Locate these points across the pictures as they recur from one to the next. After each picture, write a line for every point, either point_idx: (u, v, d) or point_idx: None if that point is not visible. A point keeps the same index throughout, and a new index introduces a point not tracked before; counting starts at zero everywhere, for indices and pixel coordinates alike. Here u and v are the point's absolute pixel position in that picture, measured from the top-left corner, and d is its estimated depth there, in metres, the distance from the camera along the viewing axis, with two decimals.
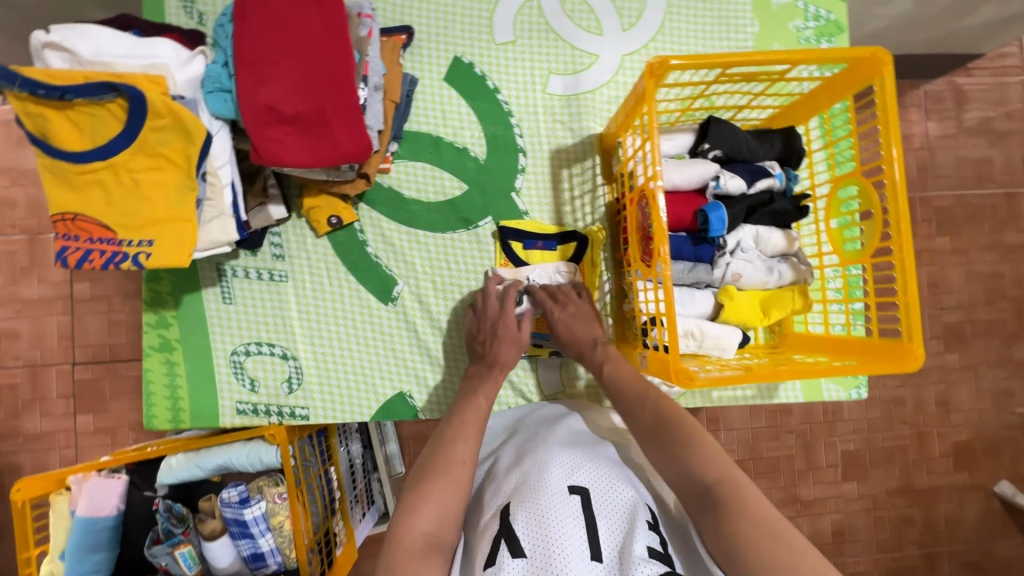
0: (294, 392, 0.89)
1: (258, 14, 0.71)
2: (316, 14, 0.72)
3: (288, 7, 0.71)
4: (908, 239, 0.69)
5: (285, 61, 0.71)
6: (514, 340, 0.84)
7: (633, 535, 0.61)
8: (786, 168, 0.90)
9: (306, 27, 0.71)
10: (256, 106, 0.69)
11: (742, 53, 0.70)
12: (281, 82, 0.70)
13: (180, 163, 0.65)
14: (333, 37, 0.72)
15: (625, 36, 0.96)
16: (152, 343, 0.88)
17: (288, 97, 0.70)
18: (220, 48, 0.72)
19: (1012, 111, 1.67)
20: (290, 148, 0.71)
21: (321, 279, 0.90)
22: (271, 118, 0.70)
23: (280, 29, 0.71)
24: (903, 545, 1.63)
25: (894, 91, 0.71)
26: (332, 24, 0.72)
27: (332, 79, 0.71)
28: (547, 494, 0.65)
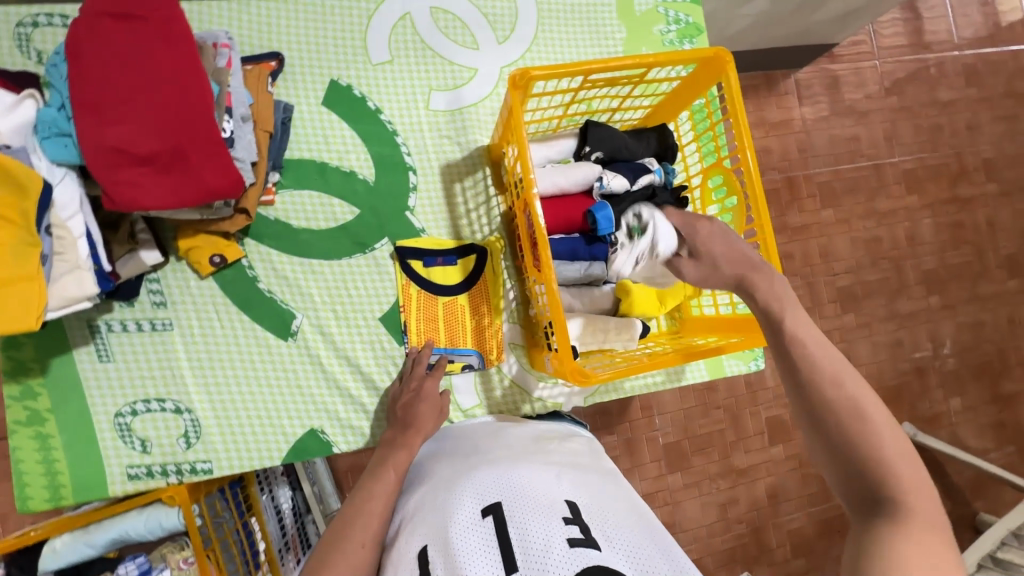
0: (193, 446, 0.83)
1: (92, 50, 0.66)
2: (161, 46, 0.68)
3: (129, 41, 0.67)
4: (767, 221, 0.76)
5: (131, 99, 0.66)
6: (435, 405, 0.84)
7: (550, 533, 0.59)
8: (664, 163, 0.94)
9: (152, 61, 0.67)
10: (101, 149, 0.64)
11: (600, 61, 0.73)
12: (129, 121, 0.66)
13: (14, 219, 0.59)
14: (186, 70, 0.68)
15: (501, 48, 0.99)
16: (17, 417, 0.79)
17: (138, 137, 0.66)
18: (54, 89, 0.66)
19: (869, 92, 1.86)
20: (149, 190, 0.67)
21: (211, 323, 0.85)
22: (121, 160, 0.66)
23: (121, 65, 0.66)
24: (830, 496, 1.76)
25: (739, 87, 0.77)
26: (180, 56, 0.68)
27: (189, 114, 0.68)
28: (459, 525, 0.62)
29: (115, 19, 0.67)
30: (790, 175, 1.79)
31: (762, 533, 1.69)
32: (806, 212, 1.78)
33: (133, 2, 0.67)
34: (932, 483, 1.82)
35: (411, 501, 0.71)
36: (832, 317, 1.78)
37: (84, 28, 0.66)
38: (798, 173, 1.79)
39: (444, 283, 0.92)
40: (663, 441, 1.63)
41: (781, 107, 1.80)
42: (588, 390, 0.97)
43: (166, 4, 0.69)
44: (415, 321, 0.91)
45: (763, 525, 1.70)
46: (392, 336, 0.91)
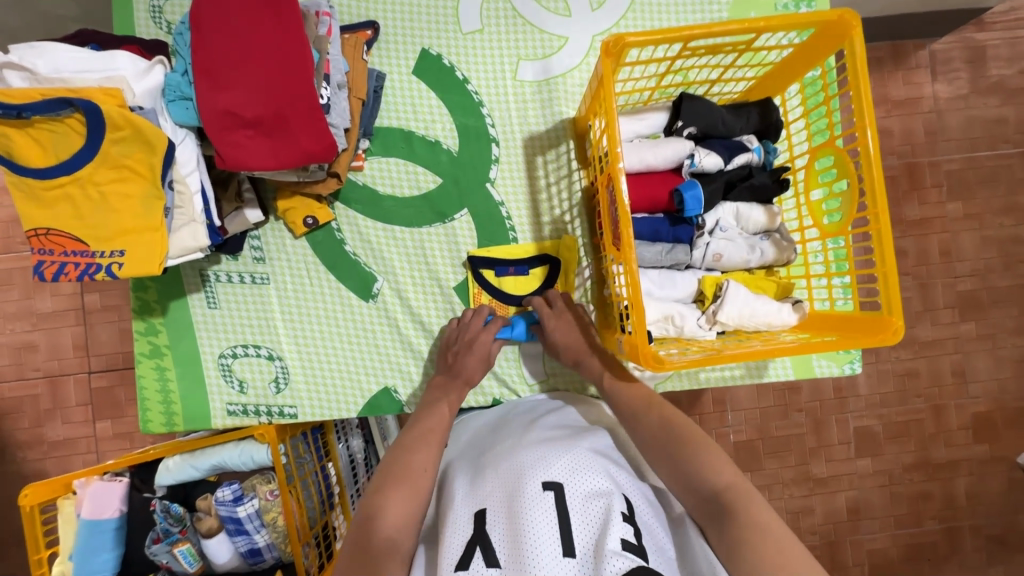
0: (281, 392, 0.91)
1: (212, 19, 0.71)
2: (270, 15, 0.72)
3: (244, 10, 0.71)
4: (883, 209, 0.68)
5: (242, 65, 0.71)
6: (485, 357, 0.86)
7: (606, 527, 0.62)
8: (764, 141, 0.87)
9: (261, 30, 0.71)
10: (215, 112, 0.70)
11: (702, 25, 0.68)
12: (240, 86, 0.71)
13: (144, 173, 0.66)
14: (291, 38, 0.72)
15: (595, 16, 0.94)
16: (143, 350, 0.90)
17: (247, 101, 0.71)
18: (180, 56, 0.73)
19: None
20: (254, 151, 0.72)
21: (302, 281, 0.92)
22: (231, 122, 0.71)
23: (236, 34, 0.71)
24: (921, 520, 1.60)
25: (864, 55, 0.68)
26: (287, 24, 0.72)
27: (292, 79, 0.72)
28: (519, 493, 0.66)
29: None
30: (912, 161, 1.59)
31: (836, 548, 1.58)
32: (927, 204, 1.58)
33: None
34: None
35: (466, 468, 0.77)
36: (946, 325, 1.58)
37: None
38: (922, 158, 1.58)
39: (517, 293, 0.92)
40: (734, 438, 1.55)
41: (908, 82, 1.58)
42: (659, 376, 0.93)
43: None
44: (490, 282, 0.92)
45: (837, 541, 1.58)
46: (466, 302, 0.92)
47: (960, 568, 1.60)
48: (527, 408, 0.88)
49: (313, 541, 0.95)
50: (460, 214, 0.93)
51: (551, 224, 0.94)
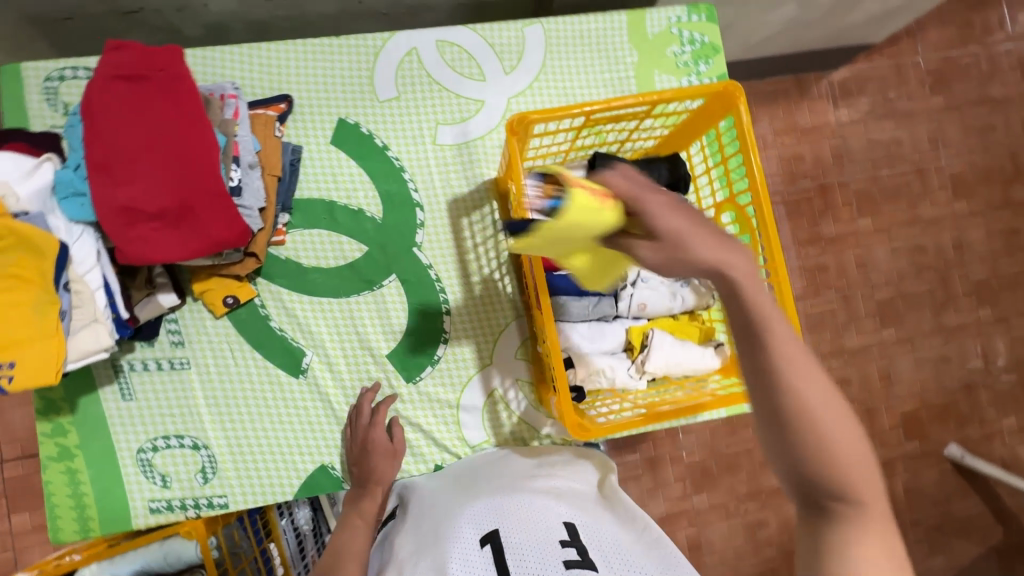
0: (209, 481, 0.86)
1: (105, 112, 0.68)
2: (168, 105, 0.70)
3: (138, 103, 0.69)
4: (781, 264, 0.73)
5: (141, 158, 0.69)
6: (389, 453, 0.86)
7: (547, 556, 0.60)
8: (676, 194, 0.91)
9: (159, 120, 0.70)
10: (113, 209, 0.67)
11: (599, 101, 0.72)
12: (141, 180, 0.68)
13: (34, 279, 0.63)
14: (192, 128, 0.70)
15: (509, 79, 0.97)
16: (50, 453, 0.83)
17: (148, 194, 0.68)
18: (73, 151, 0.70)
19: (912, 91, 1.75)
20: (159, 244, 0.70)
21: (226, 361, 0.88)
22: (132, 217, 0.68)
23: (132, 127, 0.69)
24: None
25: (750, 124, 0.73)
26: (188, 114, 0.70)
27: (196, 169, 0.70)
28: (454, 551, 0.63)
29: (124, 81, 0.69)
30: (824, 183, 1.70)
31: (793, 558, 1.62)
32: (841, 221, 1.69)
33: (142, 64, 0.70)
34: (983, 508, 1.71)
35: (403, 534, 0.73)
36: (870, 332, 1.69)
37: (96, 92, 0.69)
38: (832, 180, 1.70)
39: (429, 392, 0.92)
40: (687, 461, 1.58)
41: (813, 111, 1.70)
42: None
43: (173, 63, 0.71)
44: (425, 347, 0.92)
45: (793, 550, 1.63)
46: (403, 369, 0.91)
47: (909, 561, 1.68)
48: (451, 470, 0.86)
49: None
50: (388, 279, 0.92)
51: (481, 284, 0.94)
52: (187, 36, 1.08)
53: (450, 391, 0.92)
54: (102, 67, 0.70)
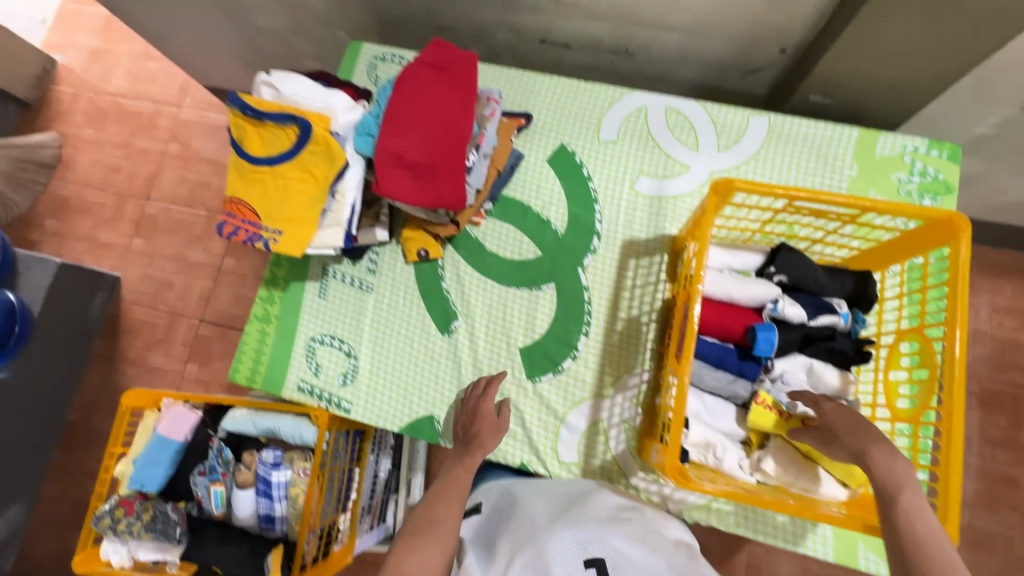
0: (346, 386, 1.02)
1: (411, 83, 0.90)
2: (452, 92, 0.89)
3: (434, 83, 0.90)
4: (957, 409, 0.65)
5: (419, 122, 0.89)
6: (494, 428, 0.89)
7: None
8: (855, 310, 0.88)
9: (442, 101, 0.89)
10: (386, 151, 0.87)
11: (809, 191, 0.75)
12: (412, 137, 0.88)
13: (320, 180, 0.84)
14: (462, 112, 0.89)
15: (720, 155, 1.04)
16: (257, 312, 1.07)
17: (413, 148, 0.88)
18: (377, 103, 0.93)
19: None
20: (403, 186, 0.88)
21: (398, 298, 1.05)
22: (394, 161, 0.88)
23: (424, 98, 0.89)
24: None
25: (967, 261, 0.69)
26: (463, 101, 0.89)
27: (451, 142, 0.88)
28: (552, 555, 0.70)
29: (432, 67, 0.90)
30: None
31: None
32: None
33: (448, 58, 0.90)
34: None
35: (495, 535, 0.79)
36: None
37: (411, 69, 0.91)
38: None
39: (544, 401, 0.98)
40: None
41: None
42: (687, 503, 0.92)
43: (468, 64, 0.90)
44: (556, 355, 0.99)
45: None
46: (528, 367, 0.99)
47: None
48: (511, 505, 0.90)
49: (318, 532, 1.01)
50: (545, 287, 1.02)
51: (625, 321, 0.99)
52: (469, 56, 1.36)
53: (561, 403, 0.97)
54: (422, 54, 0.92)
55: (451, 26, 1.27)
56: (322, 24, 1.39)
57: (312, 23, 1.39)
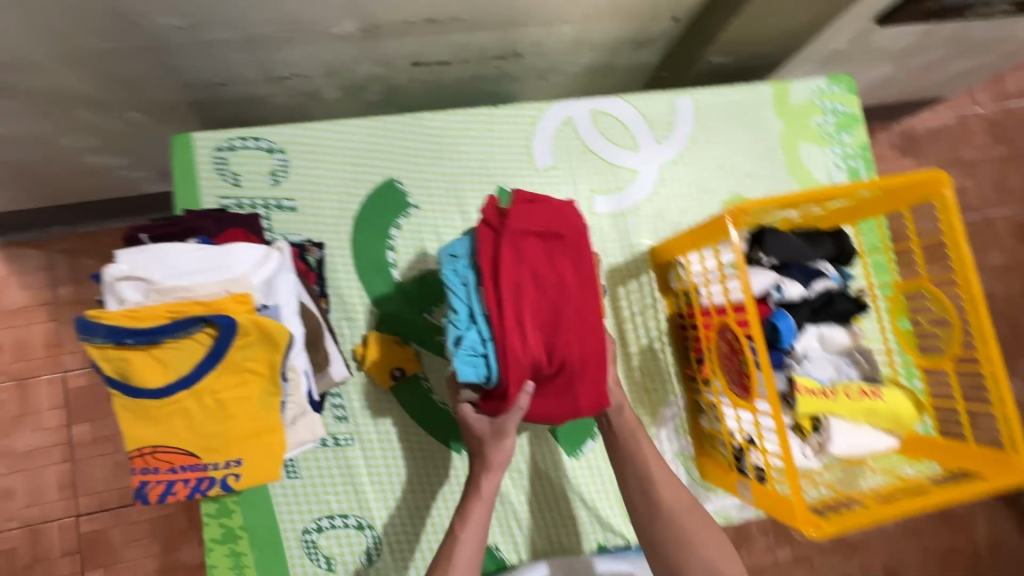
0: (373, 564, 0.84)
1: (507, 262, 0.67)
2: (568, 261, 0.71)
3: (541, 257, 0.69)
4: (998, 354, 0.70)
5: (539, 313, 0.68)
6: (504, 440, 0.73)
7: None
8: (840, 267, 0.91)
9: (559, 276, 0.69)
10: (519, 369, 0.66)
11: (809, 192, 0.72)
12: (545, 341, 0.68)
13: (265, 373, 0.61)
14: (585, 279, 0.71)
15: (661, 148, 0.98)
16: (214, 535, 0.80)
17: (541, 359, 0.68)
18: (456, 291, 0.71)
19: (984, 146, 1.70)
20: (539, 408, 0.71)
21: (390, 439, 0.86)
22: (520, 384, 0.67)
23: (535, 281, 0.69)
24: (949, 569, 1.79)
25: (958, 210, 0.72)
26: (584, 277, 0.71)
27: (583, 327, 0.69)
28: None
29: (538, 237, 0.70)
30: None
31: None
32: None
33: (552, 221, 0.71)
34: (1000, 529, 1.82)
35: None
36: None
37: (490, 244, 0.69)
38: None
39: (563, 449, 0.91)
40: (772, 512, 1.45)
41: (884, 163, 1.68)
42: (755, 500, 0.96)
43: (575, 221, 0.74)
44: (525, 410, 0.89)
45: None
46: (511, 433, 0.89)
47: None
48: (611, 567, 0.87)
49: None
50: (444, 367, 0.89)
51: (639, 353, 0.93)
52: (323, 98, 1.09)
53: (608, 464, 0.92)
54: (513, 220, 0.69)
55: (294, 72, 0.98)
56: (100, 110, 0.99)
57: (84, 110, 0.98)
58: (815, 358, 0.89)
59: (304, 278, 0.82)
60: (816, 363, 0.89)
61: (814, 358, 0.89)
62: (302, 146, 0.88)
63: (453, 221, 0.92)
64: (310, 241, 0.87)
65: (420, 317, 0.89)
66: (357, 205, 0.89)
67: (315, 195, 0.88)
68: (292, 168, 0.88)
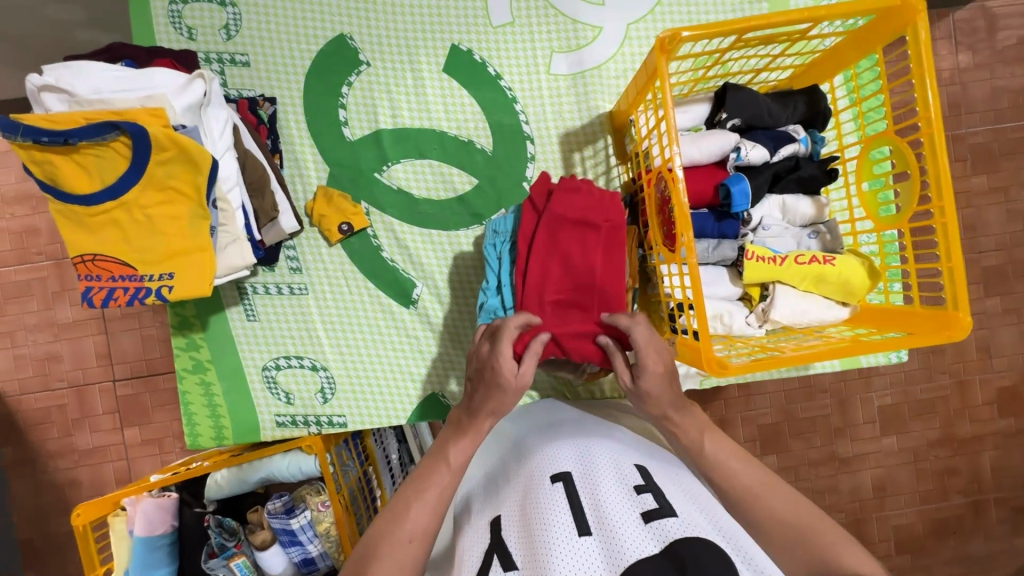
0: (328, 401, 0.91)
1: (546, 242, 0.75)
2: (601, 252, 0.75)
3: (578, 240, 0.76)
4: (950, 202, 0.65)
5: (562, 291, 0.76)
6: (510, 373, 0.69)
7: (623, 505, 0.60)
8: (812, 130, 0.85)
9: (588, 262, 0.75)
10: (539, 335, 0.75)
11: (755, 18, 0.65)
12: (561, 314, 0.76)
13: (190, 193, 0.65)
14: (615, 268, 0.76)
15: (629, 3, 0.90)
16: (185, 365, 0.90)
17: (561, 323, 0.76)
18: (491, 267, 0.81)
19: None
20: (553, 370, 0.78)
21: (340, 289, 0.91)
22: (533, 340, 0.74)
23: (561, 259, 0.76)
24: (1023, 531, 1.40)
25: (929, 40, 0.64)
26: (610, 258, 0.76)
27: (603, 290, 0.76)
28: (624, 542, 0.55)
29: (574, 224, 0.75)
30: None
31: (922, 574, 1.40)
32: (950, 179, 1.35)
33: (589, 210, 0.75)
34: None
35: (514, 477, 0.69)
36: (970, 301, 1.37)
37: (548, 223, 0.75)
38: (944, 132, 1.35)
39: None
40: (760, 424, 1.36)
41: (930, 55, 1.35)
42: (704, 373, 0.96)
43: (615, 213, 0.76)
44: (468, 271, 0.91)
45: (851, 508, 1.39)
46: (458, 294, 0.91)
47: (958, 536, 1.40)
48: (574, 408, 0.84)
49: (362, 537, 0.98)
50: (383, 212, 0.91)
51: None
52: None
53: None
54: (555, 204, 0.76)
55: None
56: None
57: None
58: (773, 229, 0.85)
59: (255, 130, 0.85)
60: (775, 232, 0.85)
61: (771, 227, 0.85)
62: None
63: (404, 80, 0.90)
64: (263, 96, 0.89)
65: (373, 175, 0.91)
66: (308, 61, 0.89)
67: (265, 50, 0.88)
68: (244, 22, 0.87)
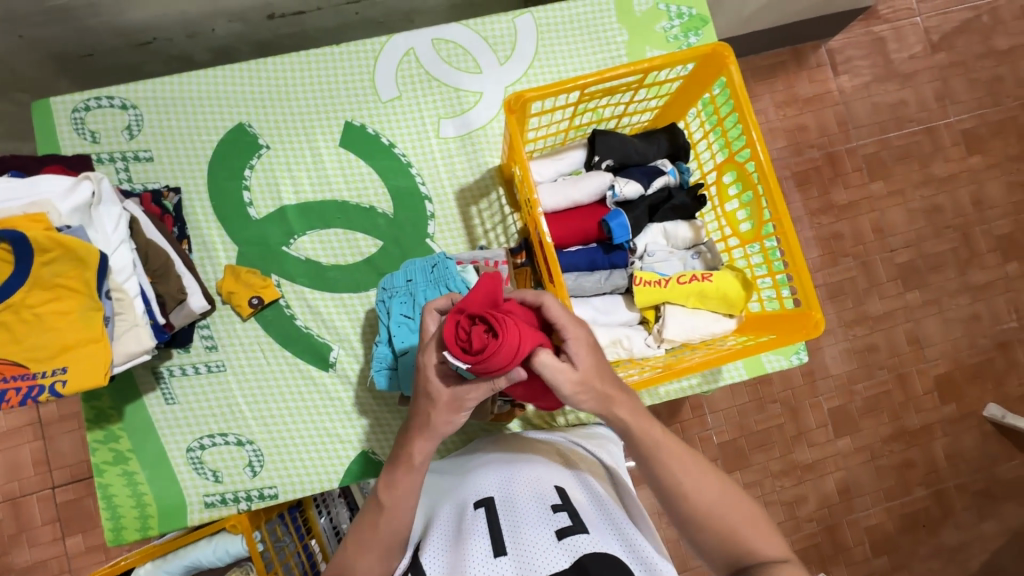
0: (257, 475, 0.91)
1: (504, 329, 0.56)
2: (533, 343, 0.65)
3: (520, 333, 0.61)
4: (784, 213, 0.73)
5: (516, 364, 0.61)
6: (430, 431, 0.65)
7: (540, 523, 0.62)
8: (678, 162, 0.93)
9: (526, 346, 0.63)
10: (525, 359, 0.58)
11: (593, 74, 0.74)
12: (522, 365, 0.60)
13: (80, 289, 0.67)
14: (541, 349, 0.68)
15: (504, 68, 1.00)
16: (104, 459, 0.89)
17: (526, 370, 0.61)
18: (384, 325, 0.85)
19: (921, 47, 1.51)
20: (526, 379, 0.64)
21: (258, 360, 0.93)
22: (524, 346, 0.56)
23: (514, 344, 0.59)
24: (988, 513, 1.43)
25: (740, 79, 0.76)
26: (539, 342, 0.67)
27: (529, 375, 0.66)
28: (537, 559, 0.57)
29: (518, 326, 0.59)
30: (831, 150, 1.48)
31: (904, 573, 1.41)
32: (851, 188, 1.47)
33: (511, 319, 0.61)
34: None
35: (443, 510, 0.71)
36: (892, 297, 1.45)
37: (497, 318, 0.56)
38: (838, 147, 1.48)
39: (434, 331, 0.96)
40: (718, 442, 1.38)
41: (812, 81, 1.49)
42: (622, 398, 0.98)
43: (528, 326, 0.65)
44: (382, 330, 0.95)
45: (820, 515, 1.40)
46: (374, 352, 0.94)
47: (928, 529, 1.42)
48: (501, 442, 0.82)
49: None
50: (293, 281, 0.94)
51: None
52: (197, 62, 1.09)
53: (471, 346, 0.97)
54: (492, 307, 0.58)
55: (154, 36, 0.99)
56: None
57: None
58: (658, 253, 0.91)
59: (160, 221, 0.88)
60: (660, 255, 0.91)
61: (656, 251, 0.91)
62: (152, 100, 0.93)
63: (304, 158, 0.96)
64: (168, 187, 0.93)
65: (281, 249, 0.95)
66: (210, 151, 0.95)
67: (170, 145, 0.94)
68: (145, 122, 0.93)
